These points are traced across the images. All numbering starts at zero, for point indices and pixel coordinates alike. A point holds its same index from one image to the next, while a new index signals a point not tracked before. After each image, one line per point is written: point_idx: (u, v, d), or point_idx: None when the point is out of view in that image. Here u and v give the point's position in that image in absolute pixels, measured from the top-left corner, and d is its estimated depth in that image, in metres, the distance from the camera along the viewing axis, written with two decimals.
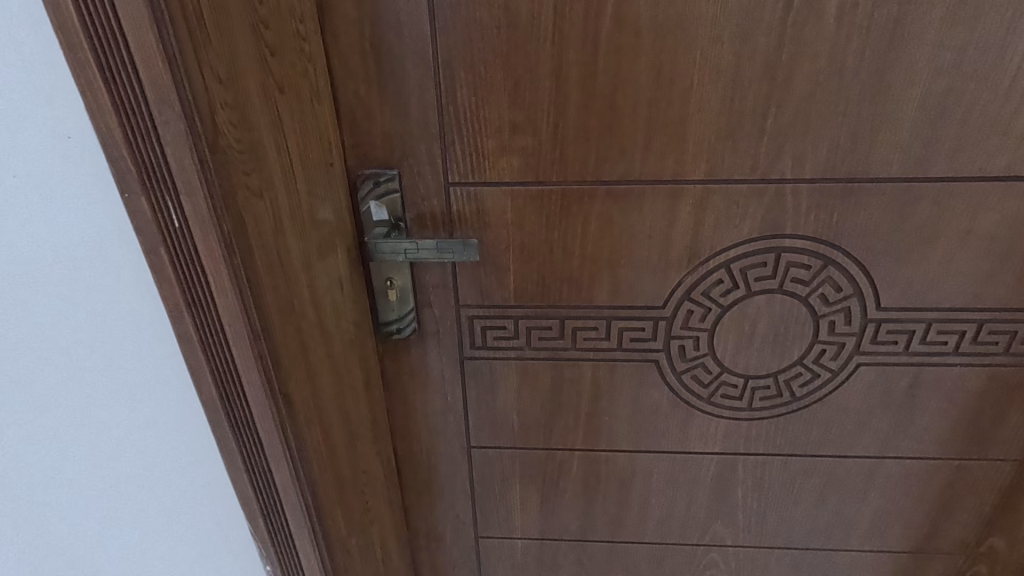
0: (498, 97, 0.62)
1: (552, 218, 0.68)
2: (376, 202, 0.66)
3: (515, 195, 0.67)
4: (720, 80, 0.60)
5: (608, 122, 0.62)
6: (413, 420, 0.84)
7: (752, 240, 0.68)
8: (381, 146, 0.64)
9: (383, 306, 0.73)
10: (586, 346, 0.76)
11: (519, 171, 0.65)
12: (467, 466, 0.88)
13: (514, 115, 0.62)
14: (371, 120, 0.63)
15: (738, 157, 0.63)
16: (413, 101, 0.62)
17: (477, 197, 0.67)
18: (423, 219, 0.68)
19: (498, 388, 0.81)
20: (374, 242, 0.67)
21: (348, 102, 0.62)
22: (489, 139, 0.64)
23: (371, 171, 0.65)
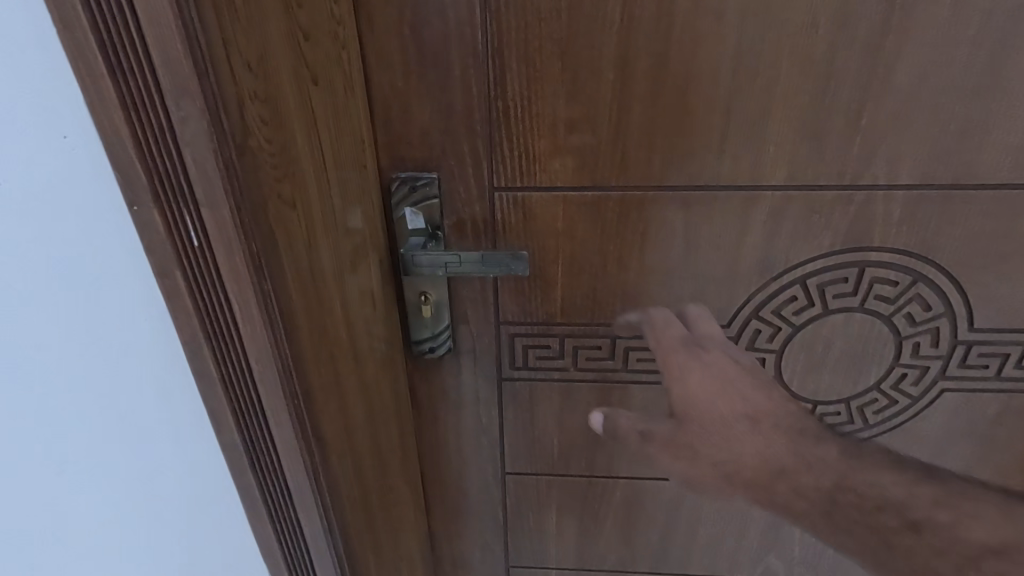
0: (554, 91, 0.54)
1: (608, 227, 0.60)
2: (412, 210, 0.59)
3: (568, 202, 0.59)
4: (810, 73, 0.52)
5: (678, 119, 0.55)
6: (444, 443, 0.77)
7: (833, 253, 0.60)
8: (419, 146, 0.57)
9: (416, 324, 0.66)
10: (638, 367, 0.69)
11: (574, 175, 0.58)
12: (500, 493, 0.81)
13: (572, 112, 0.55)
14: (410, 117, 0.56)
15: (824, 160, 0.56)
16: (458, 96, 0.54)
17: (524, 203, 0.60)
18: (464, 228, 0.61)
19: (537, 410, 0.74)
20: (411, 254, 0.60)
21: (384, 97, 0.55)
22: (541, 140, 0.56)
23: (408, 175, 0.58)
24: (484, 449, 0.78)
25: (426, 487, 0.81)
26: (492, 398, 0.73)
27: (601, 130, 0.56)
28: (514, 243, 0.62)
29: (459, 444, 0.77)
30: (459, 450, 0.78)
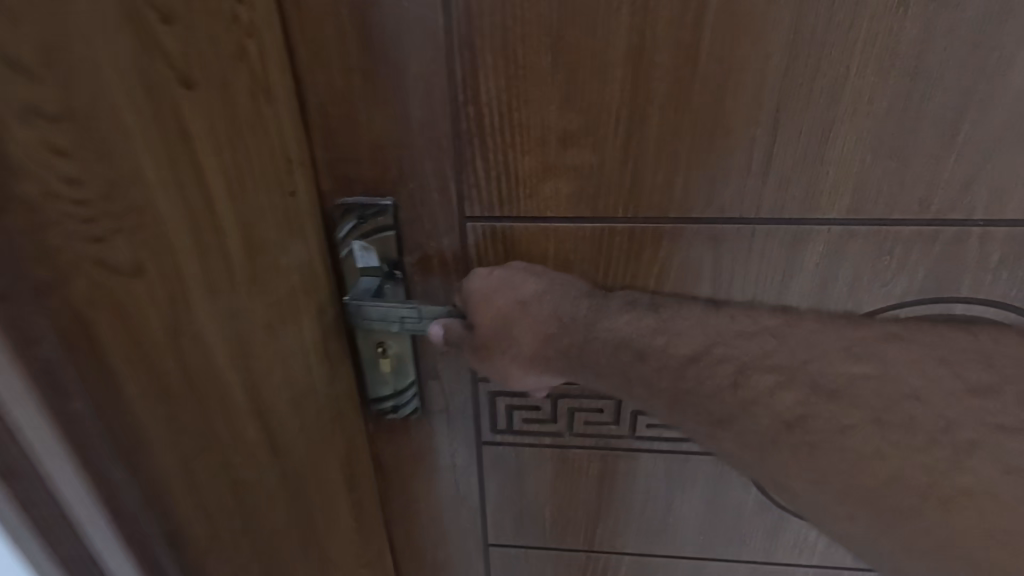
0: (543, 94, 0.41)
1: (612, 268, 0.47)
2: (362, 245, 0.46)
3: (562, 236, 0.46)
4: (893, 72, 0.38)
5: (710, 134, 0.41)
6: (415, 514, 0.64)
7: (903, 306, 0.46)
8: (370, 164, 0.44)
9: (374, 381, 0.53)
10: (648, 435, 0.57)
11: (569, 203, 0.45)
12: (483, 567, 0.69)
13: (567, 122, 0.42)
14: (357, 128, 0.43)
15: (902, 187, 0.42)
16: (418, 100, 0.41)
17: (505, 237, 0.47)
18: (429, 266, 0.48)
19: (526, 477, 0.61)
20: (358, 303, 0.46)
21: (321, 102, 0.42)
22: (527, 158, 0.43)
23: (354, 202, 0.45)
24: (464, 519, 0.65)
25: (398, 559, 0.69)
26: (471, 464, 0.60)
27: (605, 146, 0.42)
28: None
29: (434, 515, 0.64)
30: (435, 522, 0.65)
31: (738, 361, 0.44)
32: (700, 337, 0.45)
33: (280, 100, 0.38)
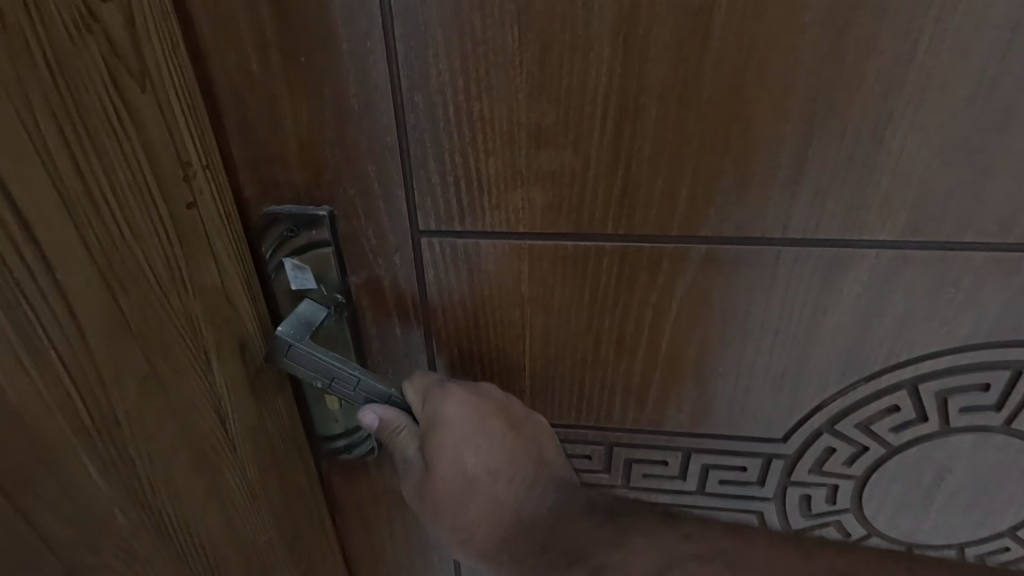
0: (511, 78, 0.31)
1: (601, 294, 0.38)
2: (296, 263, 0.37)
3: (538, 256, 0.37)
4: (978, 47, 0.28)
5: (727, 130, 0.32)
6: (381, 572, 0.55)
7: (970, 348, 0.37)
8: (298, 167, 0.35)
9: (320, 420, 0.45)
10: (647, 487, 0.48)
11: (546, 216, 0.36)
12: None
13: (539, 113, 0.32)
14: (276, 123, 0.34)
15: (979, 202, 0.32)
16: (351, 86, 0.32)
17: (469, 256, 0.38)
18: (379, 293, 0.39)
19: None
20: (289, 342, 0.37)
21: (229, 90, 0.33)
22: (492, 159, 0.34)
23: (285, 211, 0.36)
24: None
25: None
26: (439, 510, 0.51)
27: (589, 144, 0.33)
28: (457, 314, 0.40)
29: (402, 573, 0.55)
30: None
31: None
32: None
33: (164, 86, 0.29)
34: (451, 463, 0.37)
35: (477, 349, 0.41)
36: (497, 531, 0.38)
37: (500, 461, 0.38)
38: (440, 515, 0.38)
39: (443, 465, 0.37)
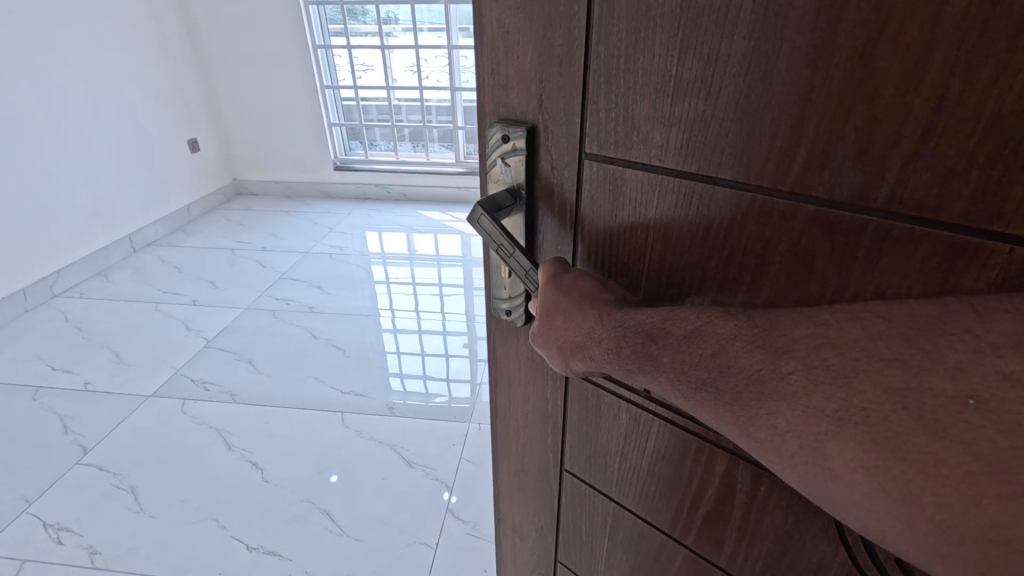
0: (666, 42, 0.41)
1: (713, 234, 0.45)
2: (503, 162, 0.54)
3: (662, 188, 0.46)
4: None
5: (851, 104, 0.35)
6: (518, 418, 0.70)
7: None
8: (517, 94, 0.51)
9: (496, 283, 0.61)
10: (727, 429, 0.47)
11: (677, 157, 0.44)
12: (557, 492, 0.70)
13: (685, 69, 0.41)
14: (512, 73, 0.50)
15: None
16: (560, 38, 0.46)
17: (613, 179, 0.49)
18: (550, 193, 0.53)
19: (600, 423, 0.59)
20: (479, 212, 0.52)
21: (490, 40, 0.50)
22: (642, 103, 0.44)
23: (506, 123, 0.53)
24: (547, 447, 0.68)
25: (495, 455, 0.78)
26: (556, 385, 0.62)
27: (719, 102, 0.40)
28: (599, 226, 0.52)
29: (523, 431, 0.70)
30: (524, 439, 0.70)
31: (723, 335, 0.36)
32: (697, 321, 0.39)
33: None
34: (548, 297, 0.49)
35: (605, 262, 0.53)
36: (586, 347, 0.46)
37: (586, 297, 0.47)
38: (549, 337, 0.50)
39: (545, 302, 0.49)
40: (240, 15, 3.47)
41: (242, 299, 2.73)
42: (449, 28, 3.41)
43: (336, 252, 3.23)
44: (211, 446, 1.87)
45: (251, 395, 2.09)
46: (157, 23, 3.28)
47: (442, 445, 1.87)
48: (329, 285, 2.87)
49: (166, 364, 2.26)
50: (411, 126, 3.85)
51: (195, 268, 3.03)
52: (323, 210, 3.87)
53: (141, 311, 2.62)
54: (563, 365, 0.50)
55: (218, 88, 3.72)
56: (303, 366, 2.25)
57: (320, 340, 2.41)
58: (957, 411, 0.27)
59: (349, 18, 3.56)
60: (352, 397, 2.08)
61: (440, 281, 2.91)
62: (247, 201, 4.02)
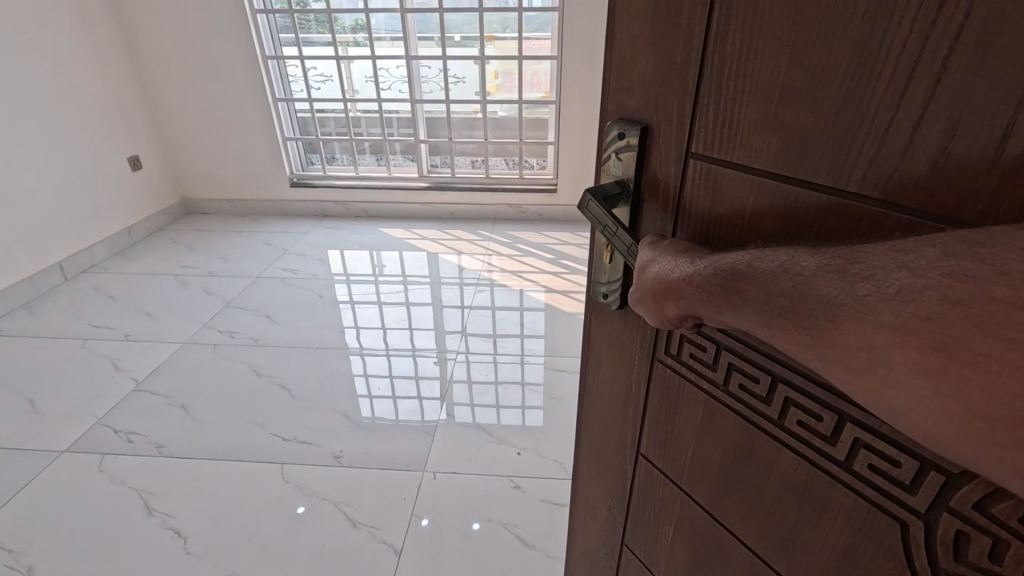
0: (773, 50, 0.41)
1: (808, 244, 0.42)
2: (617, 156, 0.58)
3: (752, 189, 0.46)
4: None
5: (951, 122, 0.32)
6: (606, 398, 0.80)
7: None
8: (638, 97, 0.54)
9: (600, 268, 0.71)
10: (798, 432, 0.51)
11: (773, 162, 0.43)
12: (632, 469, 0.79)
13: (792, 80, 0.40)
14: (632, 80, 0.54)
15: None
16: (681, 45, 0.48)
17: (714, 179, 0.49)
18: (656, 187, 0.56)
19: (676, 413, 0.67)
20: (589, 196, 0.58)
21: (620, 46, 0.54)
22: (749, 108, 0.44)
23: (625, 122, 0.56)
24: (625, 429, 0.78)
25: (579, 431, 0.91)
26: (640, 373, 0.71)
27: (819, 112, 0.39)
28: (696, 223, 0.52)
29: (606, 411, 0.81)
30: (607, 418, 0.82)
31: (801, 260, 0.37)
32: (781, 255, 0.39)
33: None
34: (646, 253, 0.53)
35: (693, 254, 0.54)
36: (675, 286, 0.47)
37: (678, 254, 0.50)
38: (645, 290, 0.52)
39: (643, 259, 0.53)
40: (181, 22, 3.38)
41: (181, 332, 2.50)
42: (407, 39, 3.41)
43: (287, 274, 3.06)
44: (128, 512, 1.61)
45: (179, 447, 1.84)
46: (89, 31, 3.13)
47: (390, 499, 1.64)
48: (278, 314, 2.65)
49: (85, 413, 1.99)
50: (371, 139, 3.80)
51: (134, 299, 2.80)
52: (277, 230, 3.73)
53: (65, 348, 2.38)
54: (660, 321, 0.52)
55: (163, 98, 3.65)
56: (239, 408, 2.01)
57: (263, 378, 2.18)
58: (1019, 317, 0.26)
59: (300, 28, 3.49)
60: (294, 445, 1.85)
61: (406, 299, 2.89)
62: (201, 221, 3.92)
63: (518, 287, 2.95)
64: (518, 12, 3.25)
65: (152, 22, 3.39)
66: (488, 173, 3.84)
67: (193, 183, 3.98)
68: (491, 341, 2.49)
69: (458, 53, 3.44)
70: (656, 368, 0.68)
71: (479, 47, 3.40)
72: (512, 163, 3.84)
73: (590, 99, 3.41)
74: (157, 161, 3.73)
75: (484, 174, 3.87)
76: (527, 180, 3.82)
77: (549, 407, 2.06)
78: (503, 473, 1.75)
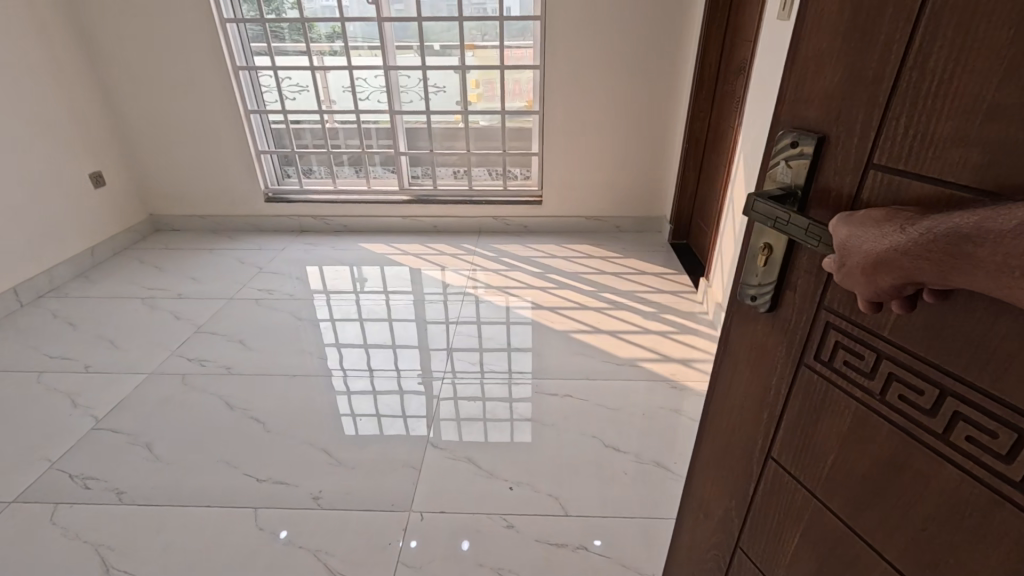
0: (983, 65, 0.40)
1: None
2: (786, 164, 0.59)
3: (943, 192, 0.44)
4: None
5: None
6: (739, 397, 0.81)
7: None
8: (816, 108, 0.55)
9: (751, 268, 0.70)
10: (965, 448, 0.49)
11: (973, 173, 0.42)
12: (759, 469, 0.79)
13: (1003, 97, 0.40)
14: (813, 94, 0.55)
15: None
16: (875, 59, 0.48)
17: (899, 187, 0.48)
18: (827, 195, 0.55)
19: (818, 421, 0.66)
20: (754, 199, 0.62)
21: (805, 57, 0.56)
22: (947, 122, 0.43)
23: (800, 131, 0.58)
24: (757, 431, 0.78)
25: (703, 426, 0.94)
26: (782, 378, 0.70)
27: None
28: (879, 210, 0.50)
29: (737, 412, 0.82)
30: (736, 418, 0.82)
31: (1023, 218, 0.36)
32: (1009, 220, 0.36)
33: None
34: (842, 228, 0.49)
35: None
36: (878, 257, 0.45)
37: (880, 219, 0.46)
38: (853, 265, 0.48)
39: (838, 237, 0.49)
40: (144, 31, 3.22)
41: (148, 361, 2.34)
42: (384, 49, 3.30)
43: (263, 295, 2.91)
44: (81, 569, 1.46)
45: (143, 494, 1.70)
46: (47, 40, 2.97)
47: (375, 545, 1.53)
48: (253, 339, 2.51)
49: (37, 455, 1.83)
50: (349, 151, 3.67)
51: (95, 325, 2.62)
52: (250, 247, 3.56)
53: (18, 382, 2.20)
54: (874, 293, 0.48)
55: (126, 111, 3.47)
56: (208, 447, 1.86)
57: (235, 413, 2.03)
58: None
59: (272, 37, 3.35)
60: (269, 486, 1.72)
61: (388, 316, 2.77)
62: (168, 238, 3.73)
63: (508, 301, 2.86)
64: (498, 20, 3.18)
65: (113, 32, 3.22)
66: (471, 184, 3.74)
67: (160, 200, 3.78)
68: (477, 359, 2.38)
69: (439, 63, 3.35)
70: (800, 373, 0.67)
71: (459, 56, 3.32)
72: (496, 173, 3.76)
73: (574, 107, 3.35)
74: (121, 177, 3.54)
75: (467, 186, 3.78)
76: (512, 191, 3.74)
77: (541, 430, 1.94)
78: (496, 511, 1.63)
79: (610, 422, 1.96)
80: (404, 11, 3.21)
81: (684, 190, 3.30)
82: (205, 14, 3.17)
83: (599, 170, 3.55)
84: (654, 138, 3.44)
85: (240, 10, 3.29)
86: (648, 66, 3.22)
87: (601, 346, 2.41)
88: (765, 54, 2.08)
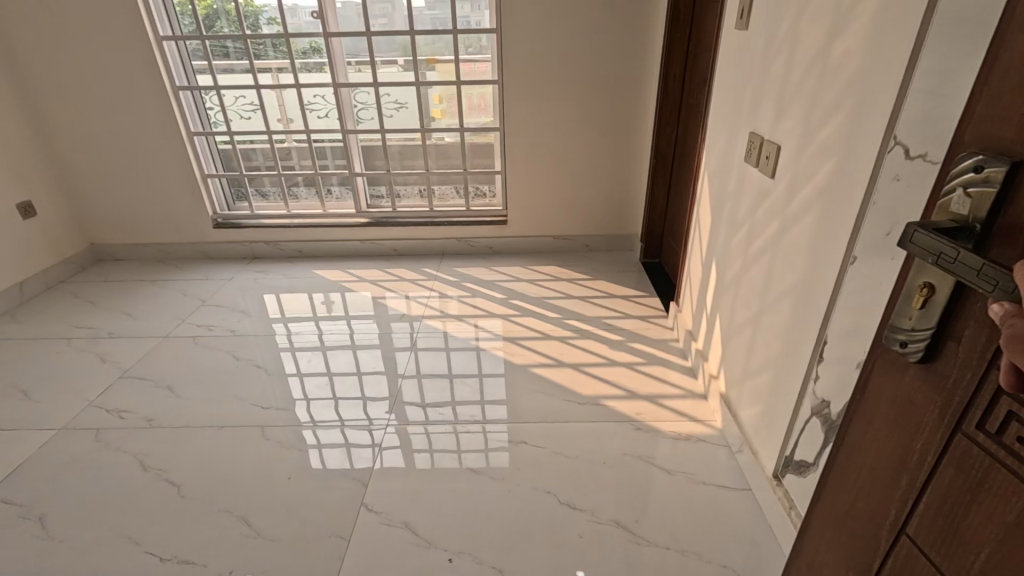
0: None
1: None
2: (965, 191, 0.55)
3: None
4: None
5: None
6: (869, 456, 0.73)
7: None
8: (1013, 128, 0.50)
9: (904, 310, 0.63)
10: None
11: None
12: (886, 543, 0.71)
13: None
14: (1015, 111, 0.50)
15: None
16: None
17: None
18: (1018, 232, 0.50)
19: (974, 503, 0.58)
20: (915, 228, 0.57)
21: (1005, 68, 0.51)
22: None
23: (989, 155, 0.53)
24: (888, 501, 0.70)
25: (822, 483, 0.85)
26: (930, 443, 0.63)
27: None
28: None
29: (866, 474, 0.74)
30: (863, 482, 0.74)
31: None
32: None
33: None
34: None
35: None
36: None
37: None
38: None
39: None
40: (75, 52, 3.01)
41: (61, 415, 2.11)
42: (334, 64, 3.12)
43: (202, 332, 2.69)
44: None
45: None
46: None
47: None
48: (181, 384, 2.28)
49: None
50: (303, 172, 3.46)
51: (9, 372, 2.38)
52: (196, 277, 3.35)
53: None
54: None
55: (62, 136, 3.25)
56: (111, 519, 1.64)
57: (148, 474, 1.80)
58: None
59: (214, 55, 3.15)
60: (172, 567, 1.50)
61: (351, 341, 2.58)
62: (110, 269, 3.50)
63: (473, 328, 2.68)
64: (452, 34, 3.02)
65: (41, 54, 3.01)
66: (433, 205, 3.57)
67: (100, 229, 3.55)
68: (445, 388, 2.21)
69: (395, 79, 3.17)
70: (952, 441, 0.60)
71: (417, 72, 3.15)
72: (460, 191, 3.58)
73: (541, 122, 3.20)
74: (53, 206, 3.30)
75: (428, 207, 3.59)
76: (475, 212, 3.56)
77: (483, 486, 1.74)
78: None
79: (568, 472, 1.78)
80: (352, 25, 3.03)
81: (654, 205, 3.15)
82: (137, 32, 2.96)
83: (571, 187, 3.40)
84: (628, 151, 3.29)
85: (178, 26, 3.08)
86: (614, 76, 3.08)
87: (562, 381, 2.23)
88: (723, 66, 1.94)
